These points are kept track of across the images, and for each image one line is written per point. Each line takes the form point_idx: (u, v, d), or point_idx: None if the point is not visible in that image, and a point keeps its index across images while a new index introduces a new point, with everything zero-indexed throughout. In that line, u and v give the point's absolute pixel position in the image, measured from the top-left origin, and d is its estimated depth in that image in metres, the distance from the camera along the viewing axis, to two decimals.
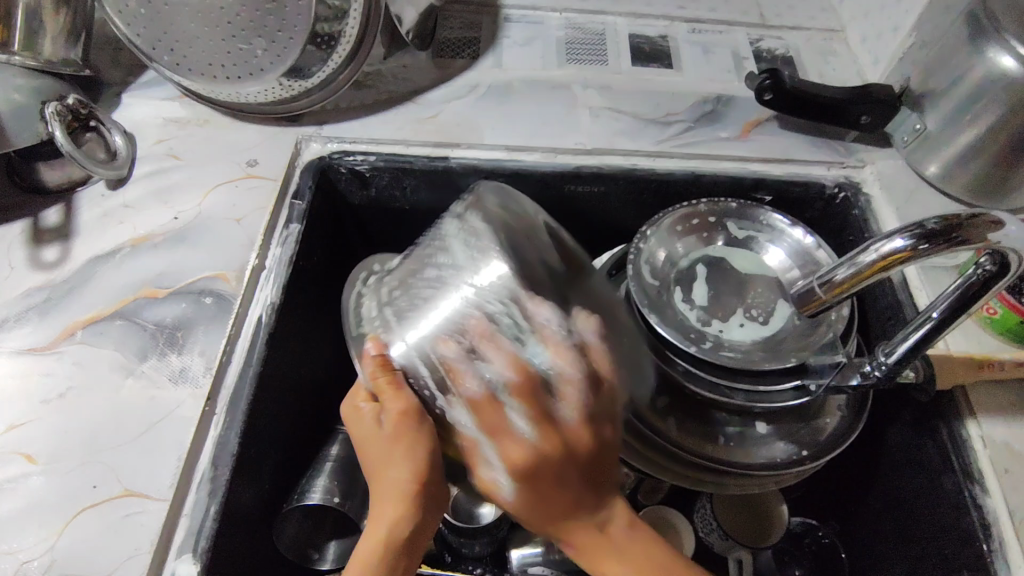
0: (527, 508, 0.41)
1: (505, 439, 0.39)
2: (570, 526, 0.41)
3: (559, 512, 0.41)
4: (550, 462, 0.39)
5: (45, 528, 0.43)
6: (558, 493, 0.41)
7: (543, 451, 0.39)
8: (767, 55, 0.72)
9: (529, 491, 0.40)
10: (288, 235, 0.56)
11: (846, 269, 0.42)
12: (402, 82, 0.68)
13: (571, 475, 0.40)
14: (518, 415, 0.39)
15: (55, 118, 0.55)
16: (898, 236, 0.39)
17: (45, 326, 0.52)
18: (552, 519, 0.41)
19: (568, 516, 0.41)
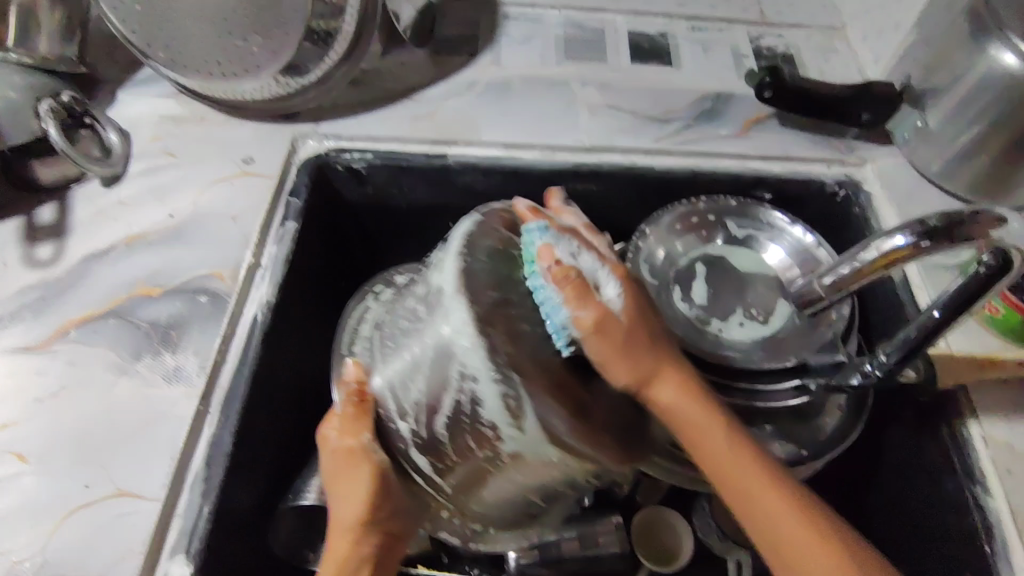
0: (632, 328, 0.42)
1: (606, 289, 0.42)
2: (660, 379, 0.42)
3: (649, 369, 0.42)
4: (646, 318, 0.43)
5: (37, 529, 0.43)
6: (655, 338, 0.43)
7: (635, 300, 0.43)
8: (767, 53, 0.72)
9: (622, 334, 0.41)
10: (283, 234, 0.56)
11: (848, 267, 0.41)
12: (400, 79, 0.67)
13: (660, 339, 0.43)
14: (618, 287, 0.42)
15: (49, 116, 0.54)
16: (898, 234, 0.39)
17: (38, 324, 0.52)
18: (645, 372, 0.42)
19: (663, 361, 0.43)
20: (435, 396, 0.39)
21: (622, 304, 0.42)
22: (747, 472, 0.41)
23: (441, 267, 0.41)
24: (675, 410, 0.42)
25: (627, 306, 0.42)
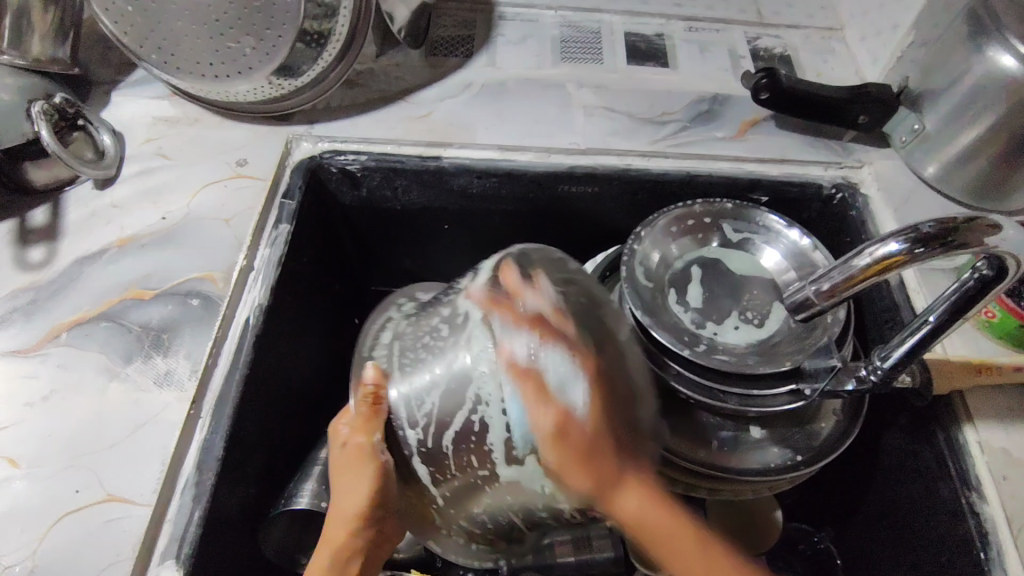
0: (588, 425, 0.37)
1: (564, 391, 0.37)
2: (609, 475, 0.38)
3: (602, 462, 0.38)
4: (597, 376, 0.38)
5: (27, 533, 0.43)
6: (610, 396, 0.39)
7: (587, 353, 0.39)
8: (764, 54, 0.71)
9: (579, 435, 0.37)
10: (276, 235, 0.56)
11: (839, 273, 0.40)
12: (394, 81, 0.67)
13: (620, 393, 0.40)
14: (570, 362, 0.38)
15: (42, 117, 0.54)
16: (892, 241, 0.38)
17: (29, 328, 0.51)
18: (592, 461, 0.37)
19: (608, 439, 0.38)
20: (454, 416, 0.39)
21: (584, 414, 0.37)
22: (677, 540, 0.39)
23: (469, 294, 0.41)
24: (626, 504, 0.38)
25: (589, 412, 0.38)
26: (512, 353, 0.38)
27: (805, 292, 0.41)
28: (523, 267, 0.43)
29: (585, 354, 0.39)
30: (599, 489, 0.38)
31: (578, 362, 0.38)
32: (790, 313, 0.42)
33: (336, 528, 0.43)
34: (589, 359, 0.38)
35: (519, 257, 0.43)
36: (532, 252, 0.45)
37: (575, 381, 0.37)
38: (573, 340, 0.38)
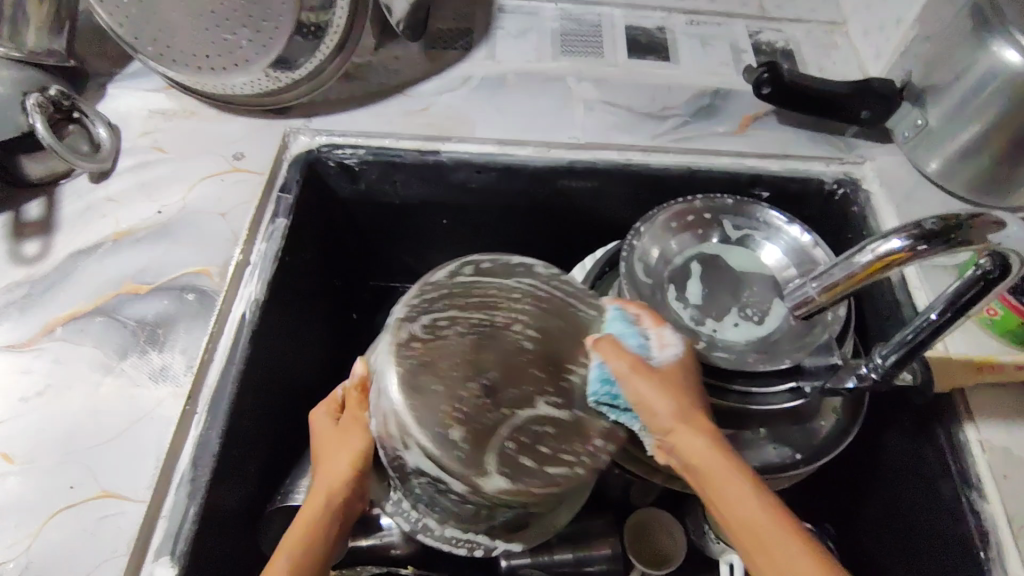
0: (677, 372, 0.42)
1: (666, 341, 0.44)
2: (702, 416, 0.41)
3: (691, 398, 0.41)
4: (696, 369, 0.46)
5: (21, 529, 0.43)
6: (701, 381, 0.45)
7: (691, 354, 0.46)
8: (766, 48, 0.71)
9: (653, 373, 0.42)
10: (273, 230, 0.56)
11: (842, 270, 0.39)
12: (393, 74, 0.66)
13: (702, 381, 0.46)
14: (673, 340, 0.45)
15: (36, 110, 0.53)
16: (894, 237, 0.37)
17: (24, 322, 0.51)
18: (684, 396, 0.41)
19: (703, 395, 0.43)
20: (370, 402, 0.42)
21: (670, 361, 0.43)
22: (762, 530, 0.35)
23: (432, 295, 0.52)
24: (715, 442, 0.40)
25: (676, 361, 0.43)
26: (400, 347, 0.42)
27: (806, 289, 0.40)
28: (470, 276, 0.46)
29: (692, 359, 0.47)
30: (680, 415, 0.40)
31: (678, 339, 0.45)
32: (792, 310, 0.41)
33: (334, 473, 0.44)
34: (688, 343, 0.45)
35: (473, 267, 0.47)
36: (494, 264, 0.48)
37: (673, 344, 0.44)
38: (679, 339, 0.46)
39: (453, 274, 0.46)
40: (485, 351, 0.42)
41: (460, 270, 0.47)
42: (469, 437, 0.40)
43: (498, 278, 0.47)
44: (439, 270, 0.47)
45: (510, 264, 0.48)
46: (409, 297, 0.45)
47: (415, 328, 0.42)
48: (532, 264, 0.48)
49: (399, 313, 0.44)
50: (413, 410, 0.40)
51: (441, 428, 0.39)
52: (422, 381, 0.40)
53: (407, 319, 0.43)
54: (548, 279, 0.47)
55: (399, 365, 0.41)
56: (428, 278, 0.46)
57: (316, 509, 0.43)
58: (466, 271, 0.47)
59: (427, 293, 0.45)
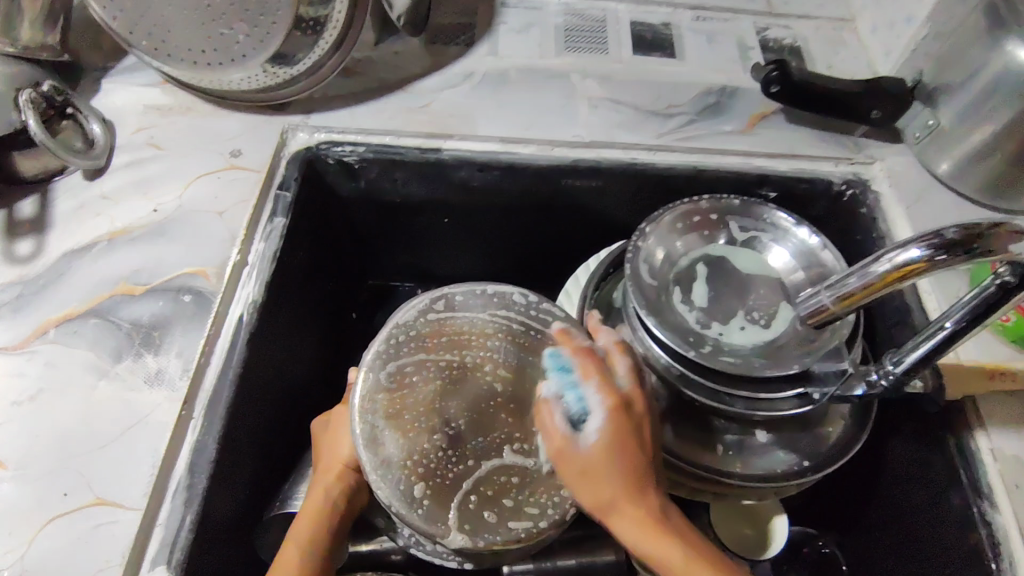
0: (597, 458, 0.39)
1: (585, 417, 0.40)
2: (626, 499, 0.38)
3: (614, 482, 0.38)
4: (640, 410, 0.40)
5: (14, 538, 0.42)
6: (643, 431, 0.40)
7: (630, 397, 0.41)
8: (773, 45, 0.69)
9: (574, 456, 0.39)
10: (271, 229, 0.54)
11: (858, 280, 0.39)
12: (394, 70, 0.65)
13: (647, 427, 0.40)
14: (598, 403, 0.40)
15: (28, 106, 0.52)
16: (913, 246, 0.36)
17: (16, 324, 0.50)
18: (603, 484, 0.38)
19: (635, 466, 0.39)
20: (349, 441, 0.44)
21: (588, 446, 0.39)
22: None
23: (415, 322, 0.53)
24: (639, 530, 0.38)
25: (596, 442, 0.39)
26: (371, 395, 0.43)
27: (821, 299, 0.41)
28: (442, 314, 0.47)
29: (635, 400, 0.41)
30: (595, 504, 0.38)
31: (605, 398, 0.40)
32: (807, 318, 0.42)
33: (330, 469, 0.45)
34: (614, 403, 0.40)
35: (447, 301, 0.48)
36: (468, 294, 0.48)
37: (594, 418, 0.39)
38: (613, 386, 0.40)
39: (424, 311, 0.47)
40: (453, 400, 0.44)
41: (431, 307, 0.47)
42: (434, 487, 0.41)
43: (469, 314, 0.47)
44: (410, 307, 0.47)
45: (485, 293, 0.48)
46: (379, 340, 0.45)
47: (384, 377, 0.44)
48: (507, 293, 0.49)
49: (369, 358, 0.44)
50: (381, 459, 0.41)
51: (408, 479, 0.41)
52: (389, 433, 0.42)
53: (376, 365, 0.44)
54: (521, 310, 0.48)
55: (368, 415, 0.42)
56: (397, 318, 0.46)
57: (314, 505, 0.44)
58: (438, 307, 0.47)
59: (398, 336, 0.45)
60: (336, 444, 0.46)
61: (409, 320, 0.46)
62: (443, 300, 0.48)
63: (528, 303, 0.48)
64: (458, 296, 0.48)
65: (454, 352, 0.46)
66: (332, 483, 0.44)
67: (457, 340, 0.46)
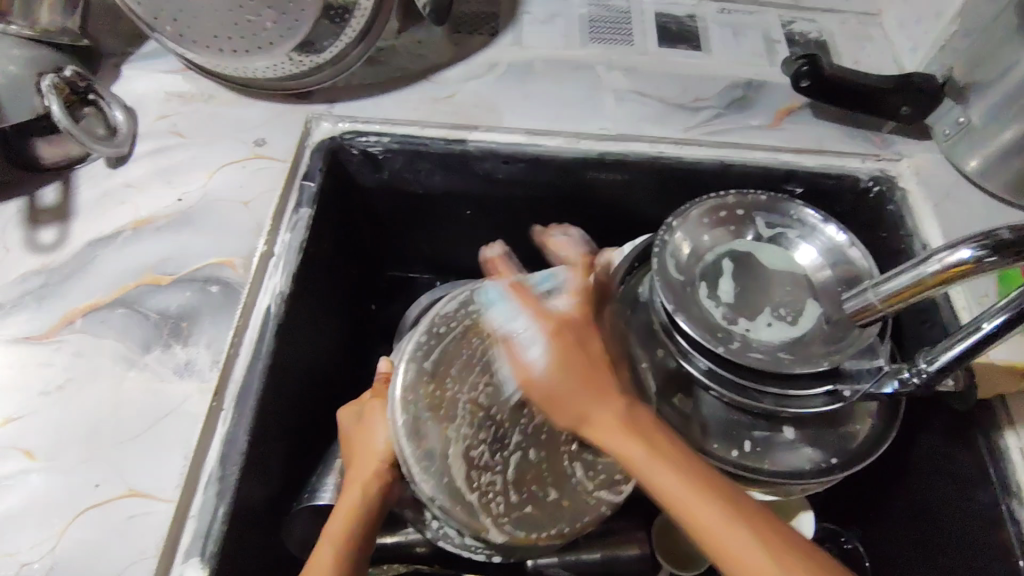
0: (553, 368, 0.40)
1: (533, 331, 0.42)
2: (591, 394, 0.39)
3: (571, 387, 0.39)
4: (583, 329, 0.42)
5: (46, 530, 0.41)
6: (597, 358, 0.41)
7: (572, 315, 0.43)
8: (799, 39, 0.69)
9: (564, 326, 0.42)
10: (297, 220, 0.54)
11: (906, 279, 0.39)
12: (417, 59, 0.64)
13: (601, 347, 0.42)
14: (536, 328, 0.42)
15: (52, 92, 0.52)
16: (964, 246, 0.36)
17: (42, 313, 0.49)
18: (566, 393, 0.39)
19: (592, 375, 0.39)
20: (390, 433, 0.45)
21: (544, 357, 0.40)
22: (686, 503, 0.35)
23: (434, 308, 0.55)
24: (618, 443, 0.37)
25: (548, 356, 0.40)
26: (413, 384, 0.44)
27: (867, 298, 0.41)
28: (481, 306, 0.48)
29: (581, 317, 0.43)
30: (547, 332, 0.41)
31: (544, 320, 0.42)
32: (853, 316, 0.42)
33: (368, 463, 0.45)
34: (553, 325, 0.42)
35: (487, 294, 0.49)
36: (507, 288, 0.49)
37: (537, 342, 0.41)
38: (544, 310, 0.43)
39: (464, 304, 0.49)
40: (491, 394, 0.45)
41: (471, 300, 0.49)
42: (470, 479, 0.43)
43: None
44: (450, 298, 0.49)
45: (527, 288, 0.49)
46: (421, 329, 0.47)
47: (424, 366, 0.45)
48: (546, 288, 0.49)
49: (411, 347, 0.46)
50: (424, 453, 0.42)
51: (450, 470, 0.42)
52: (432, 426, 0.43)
53: (416, 354, 0.46)
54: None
55: (408, 405, 0.44)
56: (437, 307, 0.48)
57: (353, 501, 0.44)
58: (477, 300, 0.49)
59: (438, 326, 0.47)
60: (373, 440, 0.46)
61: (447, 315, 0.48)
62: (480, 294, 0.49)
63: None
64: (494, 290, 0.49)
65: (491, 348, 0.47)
66: (371, 479, 0.44)
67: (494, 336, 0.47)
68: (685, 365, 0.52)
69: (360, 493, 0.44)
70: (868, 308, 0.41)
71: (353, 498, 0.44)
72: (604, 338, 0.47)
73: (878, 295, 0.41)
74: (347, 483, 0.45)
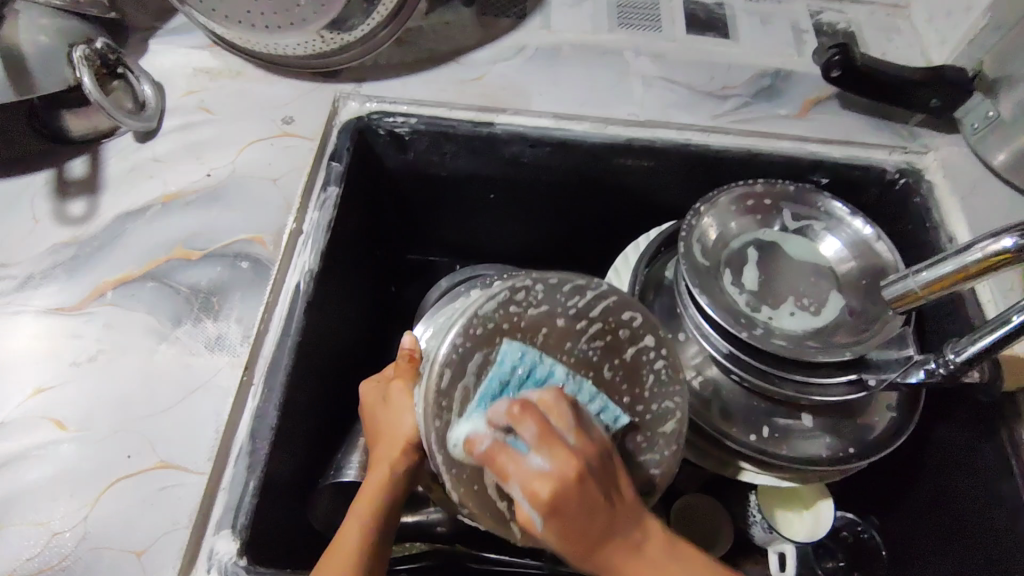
0: (558, 541, 0.33)
1: (521, 501, 0.33)
2: (603, 554, 0.34)
3: (584, 556, 0.34)
4: (579, 486, 0.33)
5: (77, 499, 0.42)
6: (597, 517, 0.33)
7: (562, 477, 0.32)
8: (828, 30, 0.69)
9: (554, 500, 0.32)
10: (326, 198, 0.54)
11: (950, 265, 0.41)
12: (446, 40, 0.64)
13: (599, 502, 0.33)
14: (526, 498, 0.33)
15: (83, 62, 0.51)
16: (1006, 236, 0.39)
17: (73, 285, 0.50)
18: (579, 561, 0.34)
19: (598, 538, 0.34)
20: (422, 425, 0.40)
21: (545, 530, 0.33)
22: None
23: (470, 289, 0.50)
24: None
25: (553, 532, 0.33)
26: (453, 383, 0.39)
27: (908, 281, 0.43)
28: (524, 307, 0.42)
29: (572, 472, 0.33)
30: (552, 531, 0.33)
31: (533, 494, 0.32)
32: (892, 301, 0.45)
33: (395, 441, 0.44)
34: (547, 496, 0.32)
35: (530, 291, 0.42)
36: (552, 285, 0.43)
37: (535, 514, 0.33)
38: (530, 474, 0.33)
39: (506, 302, 0.42)
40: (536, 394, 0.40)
41: (513, 297, 0.42)
42: (510, 483, 0.39)
43: (552, 308, 0.42)
44: (489, 294, 0.42)
45: (575, 287, 0.43)
46: (459, 323, 0.40)
47: (463, 370, 0.39)
48: (592, 286, 0.44)
49: (447, 349, 0.40)
50: (459, 450, 0.38)
51: (485, 472, 0.39)
52: (470, 425, 0.39)
53: (454, 356, 0.39)
54: (602, 311, 0.43)
55: (444, 412, 0.38)
56: (475, 306, 0.41)
57: (379, 479, 0.43)
58: (521, 295, 0.42)
59: (476, 327, 0.40)
60: (400, 419, 0.45)
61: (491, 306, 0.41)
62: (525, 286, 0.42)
63: (613, 304, 0.44)
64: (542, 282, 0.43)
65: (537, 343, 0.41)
66: (398, 457, 0.44)
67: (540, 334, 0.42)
68: (706, 348, 0.51)
69: (388, 472, 0.43)
70: (907, 292, 0.43)
71: (381, 476, 0.43)
72: (652, 343, 0.44)
73: (920, 281, 0.43)
74: (375, 461, 0.45)
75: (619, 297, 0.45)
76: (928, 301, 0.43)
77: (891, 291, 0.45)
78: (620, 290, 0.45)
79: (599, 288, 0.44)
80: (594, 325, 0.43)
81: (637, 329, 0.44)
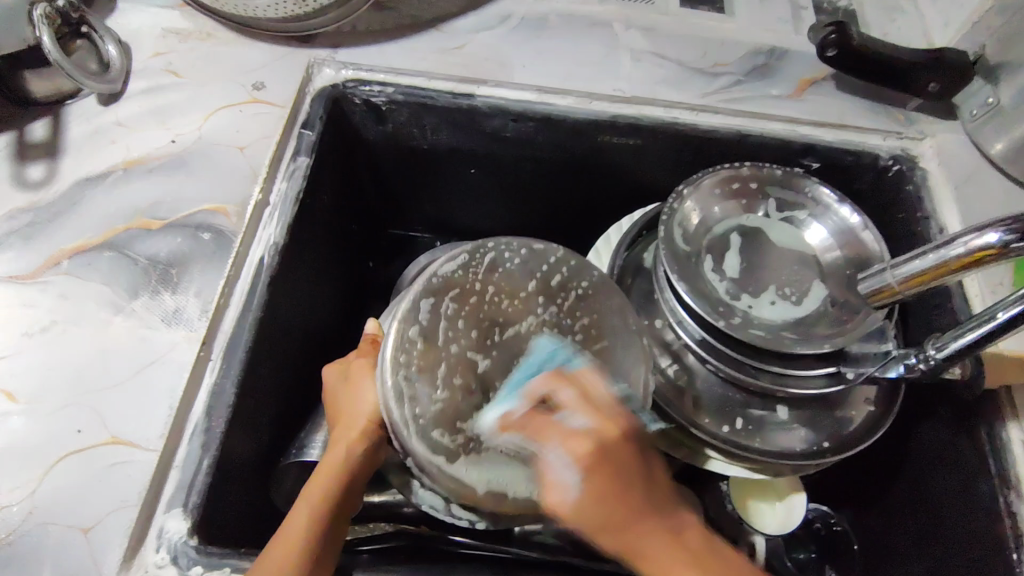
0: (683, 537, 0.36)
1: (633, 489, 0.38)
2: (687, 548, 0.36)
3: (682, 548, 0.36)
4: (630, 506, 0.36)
5: (24, 474, 0.40)
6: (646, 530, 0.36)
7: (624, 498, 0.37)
8: (828, 7, 0.66)
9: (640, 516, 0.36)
10: (294, 169, 0.52)
11: (931, 259, 0.39)
12: (428, 6, 0.61)
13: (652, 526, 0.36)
14: (565, 457, 0.35)
15: (42, 22, 0.49)
16: (990, 231, 0.36)
17: (29, 252, 0.48)
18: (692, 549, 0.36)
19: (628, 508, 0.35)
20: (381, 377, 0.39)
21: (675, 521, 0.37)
22: None
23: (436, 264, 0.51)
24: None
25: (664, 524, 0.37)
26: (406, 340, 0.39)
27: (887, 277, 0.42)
28: (483, 269, 0.43)
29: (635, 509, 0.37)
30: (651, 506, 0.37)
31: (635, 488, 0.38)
32: (867, 295, 0.43)
33: (351, 425, 0.43)
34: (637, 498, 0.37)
35: (490, 256, 0.43)
36: (508, 253, 0.44)
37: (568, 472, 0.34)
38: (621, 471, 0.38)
39: (466, 265, 0.43)
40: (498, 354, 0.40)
41: (473, 261, 0.43)
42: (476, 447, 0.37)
43: (511, 273, 0.43)
44: (449, 259, 0.43)
45: (533, 253, 0.44)
46: (419, 286, 0.41)
47: (421, 328, 0.39)
48: (552, 254, 0.45)
49: (406, 308, 0.40)
50: (417, 412, 0.37)
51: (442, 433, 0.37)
52: (423, 387, 0.38)
53: (412, 316, 0.40)
54: (559, 282, 0.44)
55: (402, 367, 0.38)
56: (434, 268, 0.42)
57: (332, 465, 0.41)
58: (478, 262, 0.43)
59: (436, 286, 0.41)
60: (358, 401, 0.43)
61: (448, 271, 0.42)
62: (485, 252, 0.44)
63: (570, 272, 0.44)
64: (505, 250, 0.44)
65: (493, 303, 0.42)
66: (355, 442, 0.42)
67: (499, 295, 0.42)
68: (681, 335, 0.50)
69: (341, 458, 0.42)
70: (886, 287, 0.42)
71: (336, 460, 0.42)
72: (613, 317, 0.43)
73: (898, 276, 0.41)
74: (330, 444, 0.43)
75: (579, 264, 0.45)
76: (907, 296, 0.42)
77: (866, 285, 0.43)
78: (578, 257, 0.45)
79: (559, 255, 0.45)
80: (552, 293, 0.43)
81: (603, 295, 0.44)
